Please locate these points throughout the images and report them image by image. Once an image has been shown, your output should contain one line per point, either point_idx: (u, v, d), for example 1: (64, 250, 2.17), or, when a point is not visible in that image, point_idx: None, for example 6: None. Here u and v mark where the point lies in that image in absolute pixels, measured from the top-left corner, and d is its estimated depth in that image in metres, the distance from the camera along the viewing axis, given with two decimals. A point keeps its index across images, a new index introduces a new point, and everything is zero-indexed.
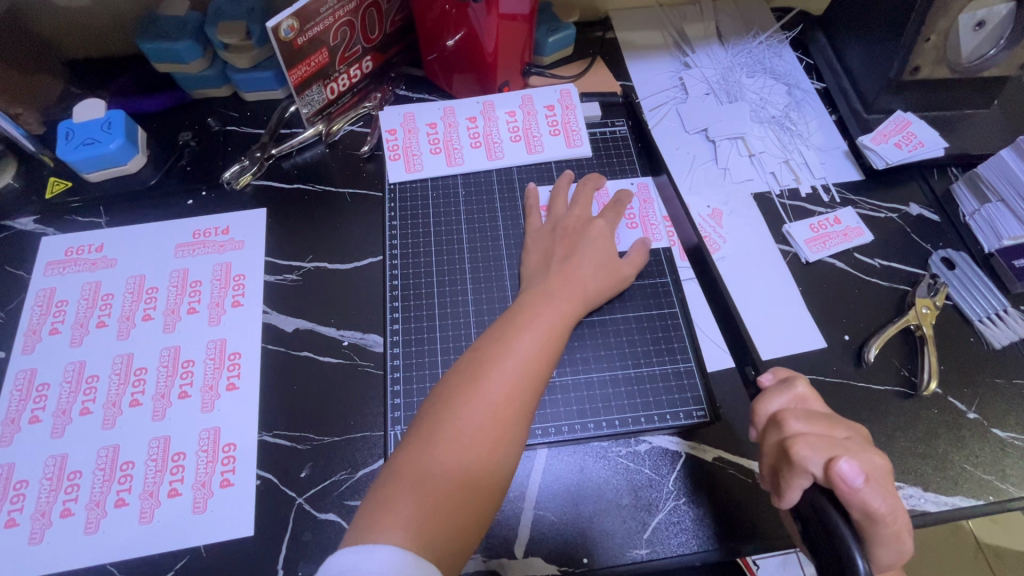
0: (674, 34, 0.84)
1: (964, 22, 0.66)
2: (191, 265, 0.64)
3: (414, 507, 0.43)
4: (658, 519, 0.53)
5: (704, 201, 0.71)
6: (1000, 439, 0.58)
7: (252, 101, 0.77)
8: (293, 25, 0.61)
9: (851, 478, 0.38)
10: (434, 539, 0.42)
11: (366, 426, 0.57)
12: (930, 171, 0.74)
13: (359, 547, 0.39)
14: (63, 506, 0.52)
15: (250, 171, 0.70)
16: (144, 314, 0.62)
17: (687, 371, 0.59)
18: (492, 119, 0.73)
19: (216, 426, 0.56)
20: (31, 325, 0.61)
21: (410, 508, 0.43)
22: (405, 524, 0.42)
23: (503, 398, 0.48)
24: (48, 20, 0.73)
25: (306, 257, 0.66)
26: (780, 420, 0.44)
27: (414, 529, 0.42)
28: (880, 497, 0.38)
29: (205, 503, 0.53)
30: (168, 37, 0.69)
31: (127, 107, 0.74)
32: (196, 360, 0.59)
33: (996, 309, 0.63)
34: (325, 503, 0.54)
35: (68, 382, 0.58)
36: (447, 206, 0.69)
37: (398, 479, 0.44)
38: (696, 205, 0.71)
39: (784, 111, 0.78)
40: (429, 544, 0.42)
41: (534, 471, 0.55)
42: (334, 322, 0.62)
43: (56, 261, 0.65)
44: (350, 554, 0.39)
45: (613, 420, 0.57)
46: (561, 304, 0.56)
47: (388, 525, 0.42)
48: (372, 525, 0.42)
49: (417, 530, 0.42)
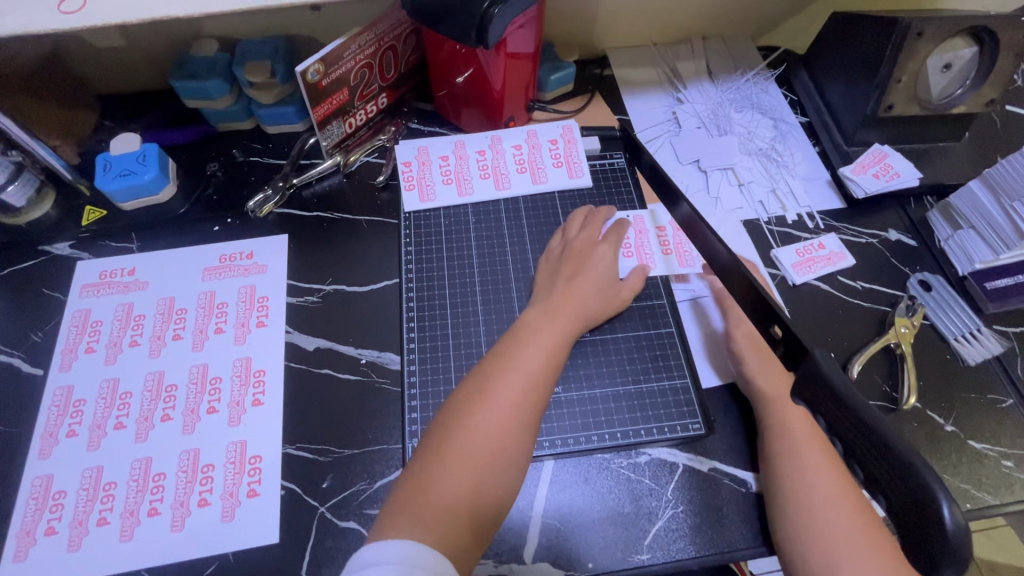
0: (667, 71, 0.91)
1: (933, 63, 0.73)
2: (218, 288, 0.69)
3: (429, 507, 0.46)
4: (657, 526, 0.56)
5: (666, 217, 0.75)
6: (976, 450, 0.62)
7: (274, 134, 0.82)
8: (319, 69, 0.66)
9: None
10: (450, 537, 0.45)
11: (383, 439, 0.61)
12: (907, 199, 0.79)
13: (381, 543, 0.43)
14: (99, 515, 0.56)
15: (273, 200, 0.75)
16: (174, 334, 0.66)
17: (683, 387, 0.64)
18: (500, 152, 0.79)
19: (243, 439, 0.60)
20: (68, 344, 0.65)
21: (426, 511, 0.46)
22: (421, 526, 0.45)
23: (507, 409, 0.52)
24: (85, 59, 0.78)
25: (326, 279, 0.71)
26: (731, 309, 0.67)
27: (431, 527, 0.45)
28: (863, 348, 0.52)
29: (233, 511, 0.56)
30: (199, 76, 0.75)
31: (159, 140, 0.79)
32: (223, 377, 0.63)
33: (970, 329, 0.68)
34: (345, 512, 0.57)
35: (103, 398, 0.61)
36: (459, 232, 0.74)
37: (411, 484, 0.48)
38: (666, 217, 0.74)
39: (771, 143, 0.84)
40: (447, 541, 0.45)
41: (541, 480, 0.59)
42: (352, 341, 0.66)
43: (90, 284, 0.69)
44: (372, 550, 0.43)
45: (614, 433, 0.61)
46: (561, 322, 0.60)
47: (406, 524, 0.45)
48: (390, 526, 0.45)
49: (434, 528, 0.45)
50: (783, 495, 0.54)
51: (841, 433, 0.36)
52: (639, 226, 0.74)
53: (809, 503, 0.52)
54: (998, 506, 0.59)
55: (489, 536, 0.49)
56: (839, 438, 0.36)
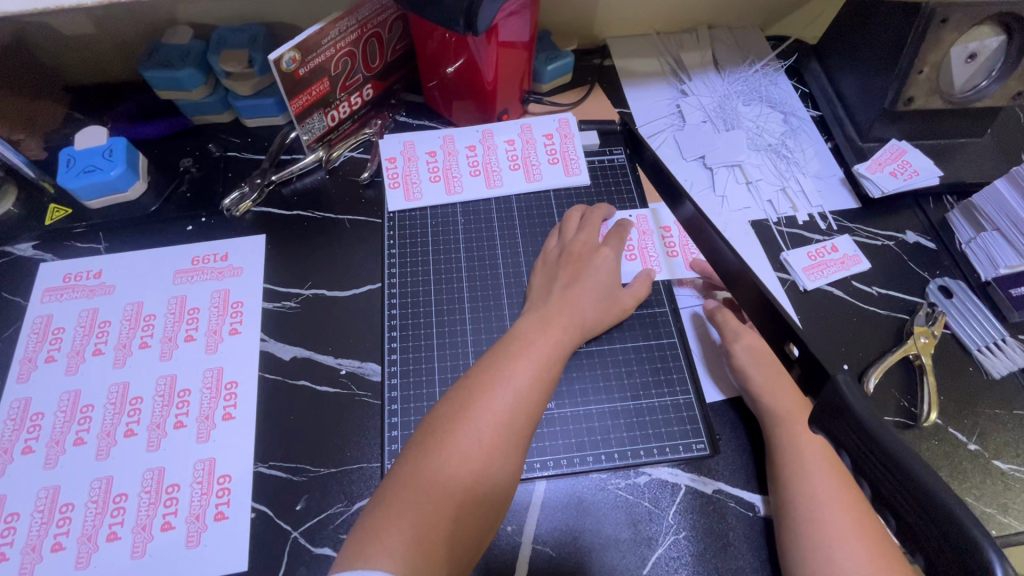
0: (671, 62, 0.85)
1: (956, 54, 0.67)
2: (190, 292, 0.64)
3: (403, 534, 0.42)
4: (657, 553, 0.52)
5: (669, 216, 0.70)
6: (1001, 471, 0.58)
7: (253, 127, 0.77)
8: (295, 57, 0.62)
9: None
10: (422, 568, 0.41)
11: (362, 457, 0.57)
12: (926, 199, 0.74)
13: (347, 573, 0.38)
14: (54, 540, 0.51)
15: (250, 197, 0.70)
16: (141, 342, 0.61)
17: (686, 403, 0.59)
18: (491, 147, 0.74)
19: (212, 457, 0.56)
20: (27, 353, 0.60)
21: (398, 538, 0.42)
22: (391, 554, 0.41)
23: (492, 427, 0.47)
24: (52, 48, 0.73)
25: (305, 283, 0.66)
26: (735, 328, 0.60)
27: (402, 556, 0.41)
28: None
29: (199, 536, 0.52)
30: (170, 65, 0.70)
31: (128, 134, 0.75)
32: (192, 389, 0.59)
33: (995, 339, 0.63)
34: (320, 537, 0.53)
35: (63, 412, 0.57)
36: (446, 234, 0.69)
37: (385, 506, 0.43)
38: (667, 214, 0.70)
39: (781, 139, 0.79)
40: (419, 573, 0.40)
41: (532, 503, 0.54)
42: (331, 351, 0.62)
43: (53, 288, 0.64)
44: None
45: (612, 453, 0.56)
46: (555, 333, 0.56)
47: (376, 553, 0.41)
48: (358, 554, 0.41)
49: (406, 557, 0.41)
50: (796, 527, 0.49)
51: (867, 472, 0.32)
52: (642, 227, 0.70)
53: (825, 537, 0.47)
54: None
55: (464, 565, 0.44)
56: (866, 478, 0.32)
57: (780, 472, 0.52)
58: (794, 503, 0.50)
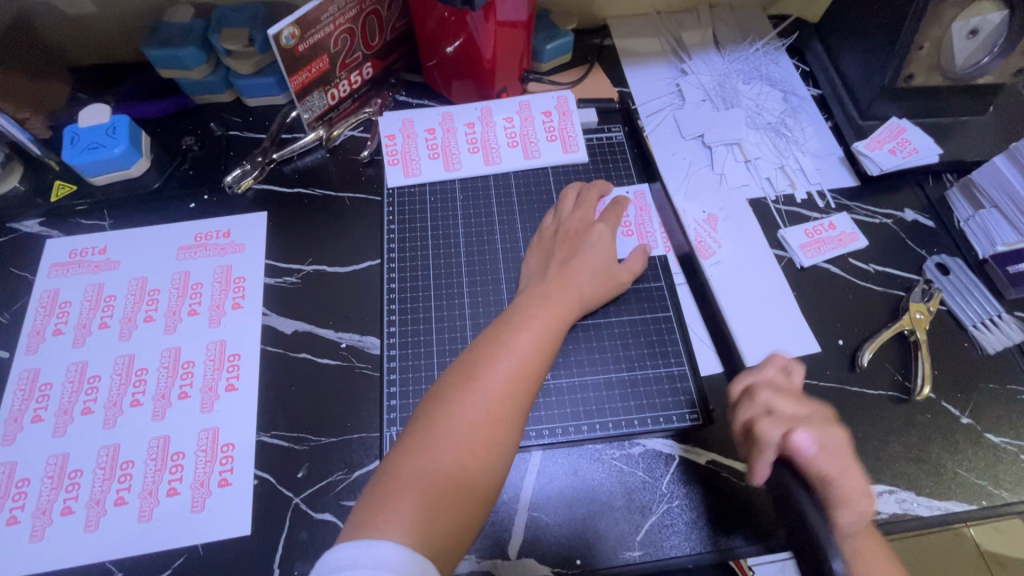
0: (672, 41, 0.85)
1: (958, 29, 0.67)
2: (193, 268, 0.65)
3: (410, 503, 0.43)
4: (651, 521, 0.53)
5: (700, 206, 0.71)
6: (993, 444, 0.58)
7: (255, 107, 0.78)
8: (295, 32, 0.62)
9: (805, 447, 0.47)
10: (430, 536, 0.42)
11: (362, 427, 0.58)
12: (925, 177, 0.74)
13: (357, 542, 0.40)
14: (63, 504, 0.53)
15: (251, 175, 0.71)
16: (146, 316, 0.62)
17: (680, 374, 0.60)
18: (490, 125, 0.74)
19: (215, 426, 0.57)
20: (35, 326, 0.62)
21: (407, 506, 0.43)
22: (400, 521, 0.42)
23: (497, 398, 0.48)
24: (54, 27, 0.74)
25: (306, 260, 0.67)
26: (751, 393, 0.52)
27: (410, 525, 0.42)
28: (830, 463, 0.47)
29: (203, 502, 0.53)
30: (172, 44, 0.71)
31: (132, 113, 0.75)
32: (196, 361, 0.60)
33: (990, 314, 0.64)
34: (322, 503, 0.54)
35: (70, 382, 0.59)
36: (445, 211, 0.70)
37: (393, 477, 0.44)
38: (692, 209, 0.71)
39: (780, 118, 0.79)
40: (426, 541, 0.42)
41: (528, 472, 0.56)
42: (332, 325, 0.63)
43: (59, 263, 0.66)
44: (347, 550, 0.40)
45: (606, 423, 0.57)
46: (555, 306, 0.56)
47: (384, 522, 0.42)
48: (369, 521, 0.42)
49: (414, 525, 0.42)
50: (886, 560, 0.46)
51: None
52: (640, 203, 0.70)
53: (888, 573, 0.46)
54: (1016, 503, 0.56)
55: (473, 534, 0.45)
56: None
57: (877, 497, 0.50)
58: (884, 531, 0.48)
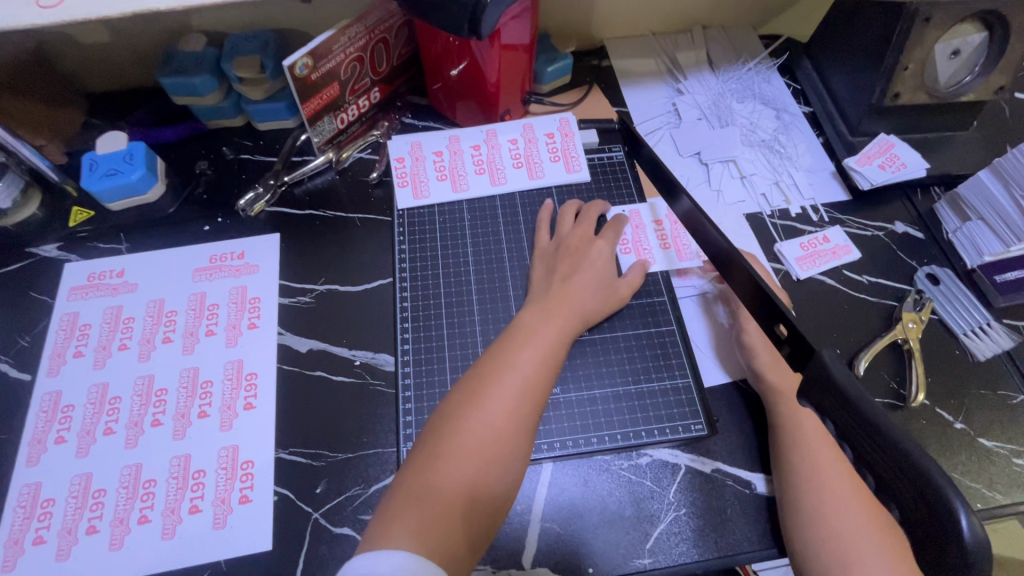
0: (667, 62, 0.88)
1: (940, 51, 0.70)
2: (209, 289, 0.67)
3: (422, 516, 0.44)
4: (659, 529, 0.55)
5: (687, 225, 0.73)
6: (986, 448, 0.60)
7: (265, 131, 0.80)
8: (308, 62, 0.65)
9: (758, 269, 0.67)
10: (443, 547, 0.43)
11: (378, 443, 0.60)
12: (914, 190, 0.77)
13: (374, 552, 0.41)
14: (88, 523, 0.54)
15: (264, 198, 0.73)
16: (164, 337, 0.64)
17: (685, 387, 0.62)
18: (495, 146, 0.77)
19: (235, 444, 0.58)
20: (56, 349, 0.63)
21: (419, 519, 0.44)
22: (412, 532, 0.43)
23: (503, 412, 0.50)
24: (71, 57, 0.76)
25: (318, 280, 0.69)
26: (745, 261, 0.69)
27: (423, 537, 0.43)
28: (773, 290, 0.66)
29: (225, 519, 0.55)
30: (187, 72, 0.73)
31: (146, 139, 0.77)
32: (215, 381, 0.62)
33: (980, 322, 0.66)
34: (340, 518, 0.56)
35: (92, 403, 0.60)
36: (453, 231, 0.72)
37: (403, 491, 0.45)
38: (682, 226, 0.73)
39: (774, 135, 0.82)
40: (439, 552, 0.43)
41: (540, 483, 0.57)
42: (346, 342, 0.65)
43: (78, 287, 0.67)
44: (365, 559, 0.40)
45: (615, 434, 0.59)
46: (557, 321, 0.58)
47: (399, 534, 0.43)
48: (383, 533, 0.43)
49: (426, 537, 0.43)
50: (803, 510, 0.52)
51: (850, 437, 0.35)
52: (636, 221, 0.72)
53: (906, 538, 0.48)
54: (1009, 505, 0.58)
55: (481, 548, 0.46)
56: (849, 443, 0.35)
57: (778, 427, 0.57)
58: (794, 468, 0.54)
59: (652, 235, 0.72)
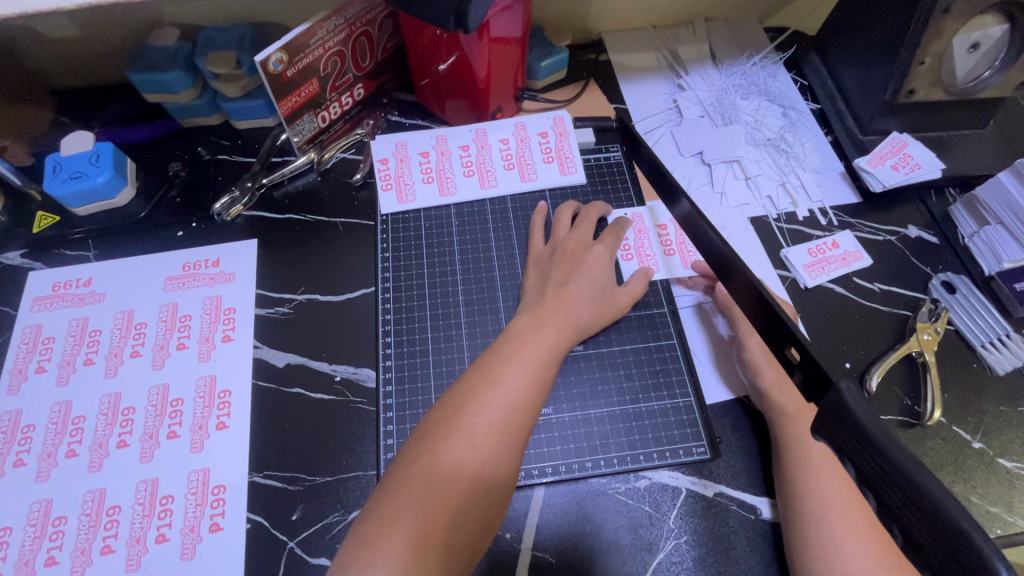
0: (668, 56, 0.84)
1: (958, 44, 0.66)
2: (181, 299, 0.63)
3: (397, 542, 0.40)
4: (658, 559, 0.52)
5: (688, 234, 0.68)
6: (1006, 469, 0.57)
7: (243, 130, 0.76)
8: (283, 58, 0.60)
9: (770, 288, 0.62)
10: None
11: (358, 465, 0.56)
12: (928, 192, 0.73)
13: None
14: (47, 554, 0.51)
15: (241, 202, 0.69)
16: (132, 351, 0.60)
17: (686, 405, 0.58)
18: (485, 147, 0.73)
19: (206, 467, 0.55)
20: (17, 364, 0.59)
21: (393, 547, 0.40)
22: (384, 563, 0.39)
23: (486, 431, 0.46)
24: (36, 52, 0.72)
25: (298, 289, 0.65)
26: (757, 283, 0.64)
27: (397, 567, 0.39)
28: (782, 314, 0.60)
29: (193, 548, 0.51)
30: (157, 68, 0.69)
31: (116, 138, 0.73)
32: (185, 399, 0.58)
33: (999, 334, 0.62)
34: (317, 547, 0.52)
35: (54, 423, 0.56)
36: (441, 237, 0.68)
37: (377, 516, 0.41)
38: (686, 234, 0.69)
39: (780, 133, 0.78)
40: None
41: (531, 509, 0.54)
42: (326, 357, 0.61)
43: (42, 297, 0.63)
44: None
45: (611, 458, 0.56)
46: (549, 332, 0.55)
47: (371, 563, 0.39)
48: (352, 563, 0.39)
49: (401, 567, 0.39)
50: (808, 551, 0.48)
51: (871, 481, 0.31)
52: (639, 225, 0.69)
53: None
54: None
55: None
56: (871, 488, 0.31)
57: (786, 454, 0.53)
58: (801, 503, 0.50)
59: (655, 240, 0.68)
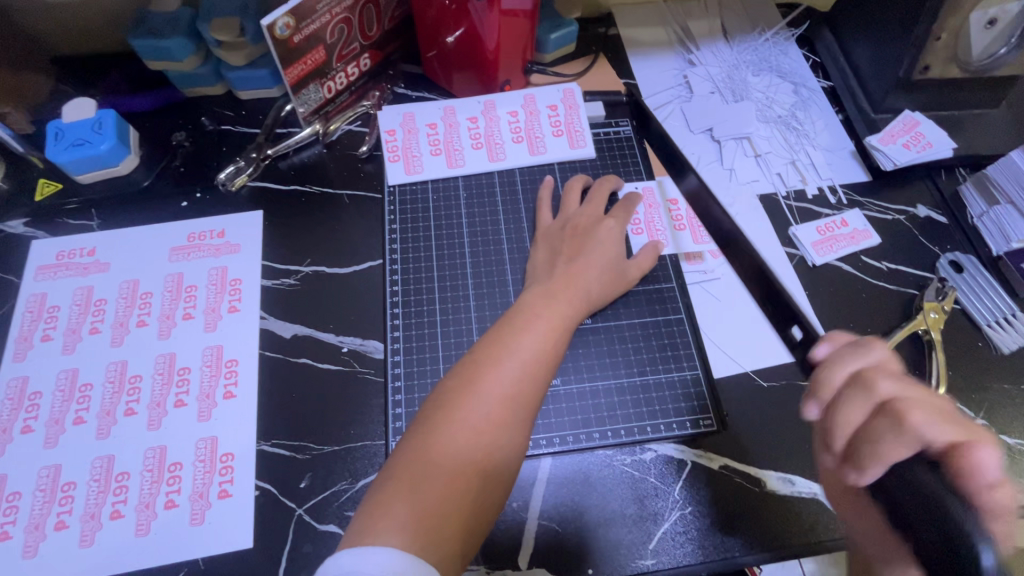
0: (678, 31, 0.83)
1: (975, 20, 0.64)
2: (186, 270, 0.63)
3: (411, 509, 0.40)
4: (663, 528, 0.52)
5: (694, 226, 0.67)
6: (1008, 446, 0.57)
7: (247, 100, 0.75)
8: (289, 23, 0.59)
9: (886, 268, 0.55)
10: (433, 543, 0.39)
11: (366, 434, 0.56)
12: (938, 171, 0.72)
13: (355, 549, 0.38)
14: (57, 518, 0.51)
15: (246, 172, 0.68)
16: (138, 320, 0.60)
17: (693, 378, 0.59)
18: (494, 119, 0.72)
19: (214, 435, 0.55)
20: (22, 332, 0.59)
21: (407, 511, 0.40)
22: (401, 527, 0.39)
23: (499, 400, 0.46)
24: (35, 16, 0.70)
25: (304, 261, 0.65)
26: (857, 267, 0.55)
27: (411, 531, 0.39)
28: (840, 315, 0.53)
29: (203, 514, 0.52)
30: (160, 34, 0.67)
31: (118, 106, 0.72)
32: (193, 367, 0.58)
33: (1006, 313, 0.62)
34: (325, 514, 0.53)
35: (61, 391, 0.56)
36: (448, 210, 0.67)
37: (392, 483, 0.42)
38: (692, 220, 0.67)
39: (790, 111, 0.77)
40: (429, 548, 0.39)
41: (538, 479, 0.54)
42: (333, 328, 0.61)
43: (46, 265, 0.63)
44: (350, 557, 0.37)
45: (618, 429, 0.56)
46: (560, 303, 0.54)
47: (385, 528, 0.39)
48: (367, 530, 0.39)
49: (414, 531, 0.39)
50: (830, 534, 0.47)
51: None
52: (648, 200, 0.68)
53: None
54: None
55: (473, 548, 0.42)
56: None
57: None
58: None
59: (666, 215, 0.68)
